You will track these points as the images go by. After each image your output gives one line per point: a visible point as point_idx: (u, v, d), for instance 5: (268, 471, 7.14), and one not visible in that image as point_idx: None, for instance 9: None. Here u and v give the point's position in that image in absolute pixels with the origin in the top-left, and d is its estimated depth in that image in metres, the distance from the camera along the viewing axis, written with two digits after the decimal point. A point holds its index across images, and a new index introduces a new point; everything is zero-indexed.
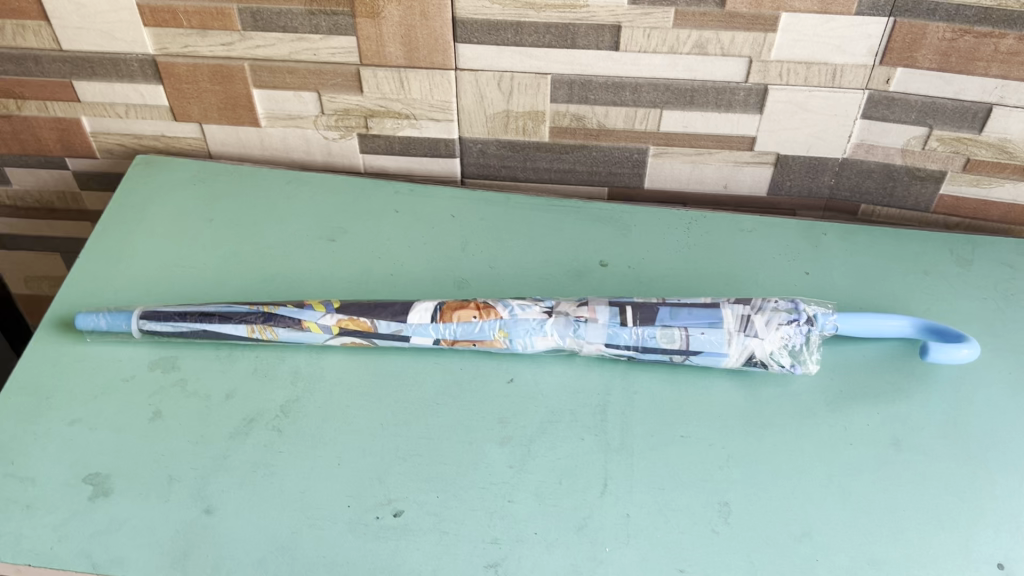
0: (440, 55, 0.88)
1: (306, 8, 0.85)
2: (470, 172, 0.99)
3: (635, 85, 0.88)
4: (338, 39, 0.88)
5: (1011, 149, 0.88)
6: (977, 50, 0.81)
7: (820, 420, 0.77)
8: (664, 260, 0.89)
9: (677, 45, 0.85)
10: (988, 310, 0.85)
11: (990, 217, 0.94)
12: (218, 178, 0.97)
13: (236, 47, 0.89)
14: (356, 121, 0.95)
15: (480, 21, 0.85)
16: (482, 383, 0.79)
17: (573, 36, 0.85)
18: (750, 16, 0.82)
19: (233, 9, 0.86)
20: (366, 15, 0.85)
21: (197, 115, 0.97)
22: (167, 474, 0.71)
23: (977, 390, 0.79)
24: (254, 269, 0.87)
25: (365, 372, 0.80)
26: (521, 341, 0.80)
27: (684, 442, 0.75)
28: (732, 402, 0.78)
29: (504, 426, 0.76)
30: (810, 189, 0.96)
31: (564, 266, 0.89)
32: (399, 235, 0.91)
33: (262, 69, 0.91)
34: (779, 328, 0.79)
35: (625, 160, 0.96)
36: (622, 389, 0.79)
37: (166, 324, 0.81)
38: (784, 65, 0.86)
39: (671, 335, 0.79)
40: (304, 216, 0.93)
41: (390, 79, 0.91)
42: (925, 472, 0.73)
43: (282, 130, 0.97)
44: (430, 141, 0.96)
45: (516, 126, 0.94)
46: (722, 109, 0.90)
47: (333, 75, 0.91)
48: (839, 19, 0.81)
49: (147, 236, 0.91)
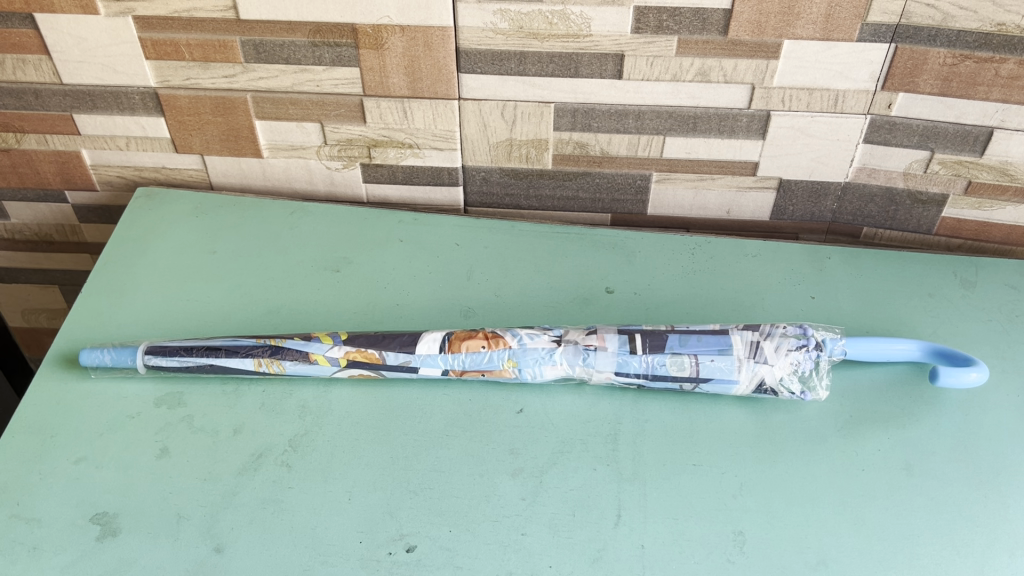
0: (443, 86, 0.88)
1: (309, 40, 0.85)
2: (473, 200, 0.99)
3: (638, 112, 0.88)
4: (341, 71, 0.88)
5: (1012, 172, 0.88)
6: (978, 75, 0.82)
7: (832, 447, 0.77)
8: (670, 286, 0.89)
9: (680, 72, 0.85)
10: (995, 332, 0.85)
11: (992, 238, 0.95)
12: (220, 209, 0.97)
13: (238, 79, 0.89)
14: (359, 151, 0.95)
15: (484, 51, 0.85)
16: (491, 414, 0.79)
17: (576, 65, 0.85)
18: (753, 43, 0.83)
19: (236, 41, 0.86)
20: (370, 46, 0.85)
21: (199, 147, 0.96)
22: (176, 513, 0.70)
23: (986, 414, 0.79)
24: (259, 301, 0.87)
25: (373, 405, 0.79)
26: (530, 370, 0.80)
27: (696, 471, 0.75)
28: (742, 429, 0.78)
29: (515, 458, 0.75)
30: (813, 213, 0.97)
31: (570, 293, 0.88)
32: (403, 265, 0.91)
33: (264, 101, 0.91)
34: (789, 354, 0.79)
35: (628, 187, 0.96)
36: (632, 418, 0.79)
37: (172, 359, 0.80)
38: (786, 91, 0.86)
39: (681, 362, 0.79)
40: (307, 247, 0.93)
41: (393, 110, 0.91)
42: (938, 497, 0.73)
43: (283, 161, 0.97)
44: (433, 170, 0.96)
45: (519, 155, 0.94)
46: (724, 135, 0.90)
47: (335, 106, 0.91)
48: (841, 46, 0.82)
49: (149, 270, 0.90)
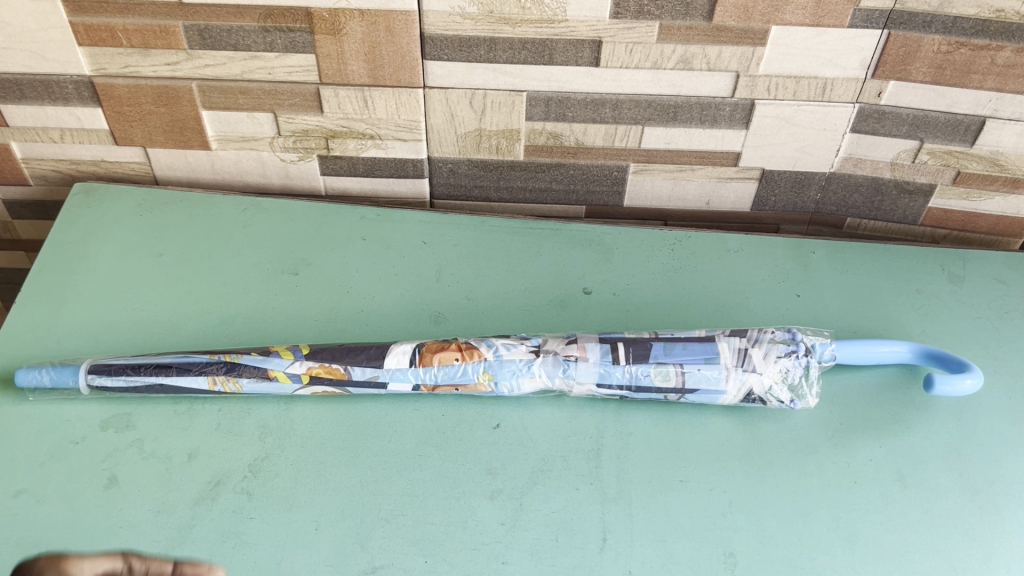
0: (407, 73, 0.82)
1: (260, 25, 0.78)
2: (439, 193, 0.93)
3: (616, 101, 0.83)
4: (295, 57, 0.81)
5: (1003, 162, 0.85)
6: (973, 63, 0.78)
7: (822, 458, 0.74)
8: (650, 286, 0.85)
9: (661, 60, 0.80)
10: (984, 329, 0.83)
11: (979, 228, 0.91)
12: (167, 207, 0.90)
13: (182, 66, 0.82)
14: (316, 142, 0.88)
15: (450, 37, 0.78)
16: (465, 431, 0.74)
17: (550, 52, 0.79)
18: (739, 30, 0.77)
19: (179, 26, 0.78)
20: (327, 32, 0.78)
21: (141, 139, 0.88)
22: (128, 550, 0.65)
23: (977, 419, 0.77)
24: (212, 310, 0.80)
25: (339, 423, 0.74)
26: (507, 383, 0.75)
27: (683, 488, 0.71)
28: (729, 441, 0.75)
29: (493, 478, 0.71)
30: (796, 204, 0.92)
31: (546, 295, 0.83)
32: (366, 266, 0.85)
33: (212, 90, 0.83)
34: (777, 362, 0.75)
35: (604, 178, 0.90)
36: (615, 432, 0.75)
37: (118, 379, 0.73)
38: (772, 80, 0.81)
39: (666, 373, 0.75)
40: (262, 247, 0.86)
41: (353, 99, 0.84)
42: (933, 509, 0.71)
43: (233, 152, 0.89)
44: (397, 162, 0.90)
45: (489, 146, 0.88)
46: (706, 124, 0.85)
47: (290, 94, 0.84)
48: (832, 32, 0.77)
49: (91, 276, 0.83)
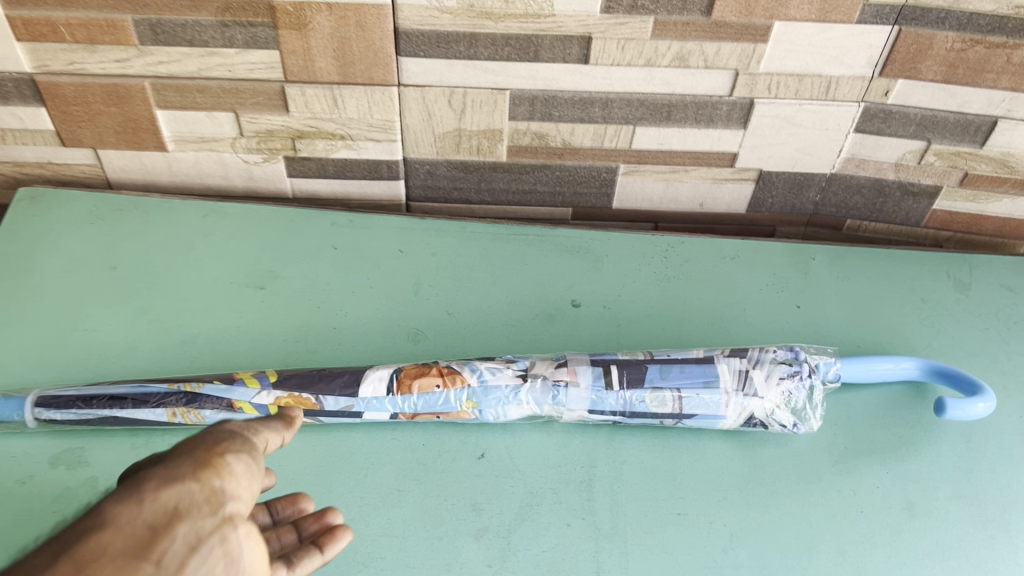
0: (380, 71, 0.75)
1: (217, 19, 0.71)
2: (416, 195, 0.87)
3: (606, 100, 0.77)
4: (257, 53, 0.74)
5: (1013, 164, 0.80)
6: (987, 62, 0.72)
7: (827, 485, 0.70)
8: (643, 298, 0.80)
9: (655, 57, 0.74)
10: (992, 342, 0.79)
11: (984, 230, 0.87)
12: (120, 214, 0.83)
13: (134, 63, 0.75)
14: (282, 142, 0.81)
15: (427, 32, 0.72)
16: (448, 462, 0.69)
17: (535, 49, 0.73)
18: (739, 25, 0.71)
19: (128, 21, 0.71)
20: (291, 26, 0.71)
21: (90, 140, 0.81)
22: None
23: (987, 440, 0.73)
24: (171, 330, 0.74)
25: (312, 455, 0.69)
26: (492, 411, 0.70)
27: (681, 522, 0.67)
28: (729, 468, 0.70)
29: (478, 515, 0.66)
30: (794, 206, 0.88)
31: (532, 309, 0.78)
32: (339, 278, 0.79)
33: (167, 89, 0.76)
34: (780, 384, 0.70)
35: (592, 179, 0.85)
36: (607, 461, 0.70)
37: (67, 412, 0.67)
38: (773, 78, 0.75)
39: (662, 398, 0.70)
40: (225, 258, 0.80)
41: (322, 97, 0.77)
42: (944, 541, 0.67)
43: (192, 153, 0.83)
44: (370, 163, 0.83)
45: (469, 146, 0.82)
46: (702, 124, 0.79)
47: (252, 93, 0.77)
48: (839, 28, 0.71)
49: (36, 292, 0.76)
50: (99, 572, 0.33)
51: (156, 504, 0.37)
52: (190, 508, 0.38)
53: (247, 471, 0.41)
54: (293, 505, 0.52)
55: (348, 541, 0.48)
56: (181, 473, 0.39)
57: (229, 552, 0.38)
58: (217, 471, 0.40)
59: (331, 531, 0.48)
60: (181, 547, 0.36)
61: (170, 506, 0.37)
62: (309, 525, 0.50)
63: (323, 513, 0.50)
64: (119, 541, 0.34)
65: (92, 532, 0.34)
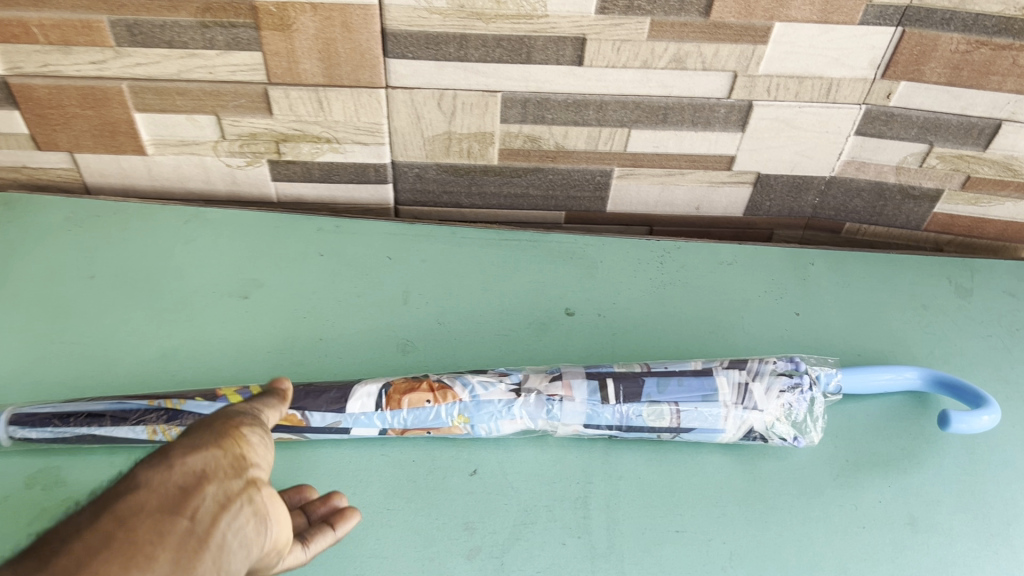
0: (366, 73, 0.72)
1: (197, 20, 0.68)
2: (404, 199, 0.85)
3: (601, 103, 0.75)
4: (239, 55, 0.71)
5: (1017, 167, 0.79)
6: (992, 64, 0.70)
7: (828, 500, 0.68)
8: (638, 305, 0.78)
9: (651, 59, 0.71)
10: (994, 350, 0.77)
11: (985, 234, 0.86)
12: (98, 221, 0.81)
13: (110, 65, 0.72)
14: (265, 146, 0.79)
15: (416, 33, 0.69)
16: (439, 479, 0.67)
17: (528, 50, 0.71)
18: (739, 26, 0.69)
19: (103, 22, 0.68)
20: (274, 27, 0.69)
21: (67, 144, 0.78)
22: None
23: (991, 452, 0.71)
24: (151, 342, 0.72)
25: (298, 473, 0.66)
26: (485, 426, 0.68)
27: (679, 540, 0.65)
28: (727, 483, 0.69)
29: (470, 535, 0.64)
30: (792, 209, 0.86)
31: (524, 318, 0.76)
32: (326, 286, 0.77)
33: (146, 91, 0.74)
34: (780, 397, 0.69)
35: (586, 183, 0.83)
36: (603, 477, 0.68)
37: (44, 430, 0.64)
38: (772, 80, 0.73)
39: (660, 412, 0.68)
40: (207, 266, 0.78)
41: (306, 100, 0.75)
42: (948, 558, 0.65)
43: (172, 157, 0.80)
44: (356, 166, 0.81)
45: (459, 149, 0.79)
46: (699, 127, 0.77)
47: (235, 95, 0.74)
48: (841, 30, 0.69)
49: (11, 303, 0.74)
50: (139, 524, 0.36)
51: (184, 468, 0.40)
52: (216, 469, 0.41)
53: (262, 442, 0.45)
54: (298, 493, 0.56)
55: (356, 521, 0.53)
56: (203, 439, 0.42)
57: (256, 509, 0.42)
58: (234, 441, 0.44)
59: (340, 511, 0.53)
60: (211, 505, 0.39)
61: (198, 468, 0.41)
62: (316, 509, 0.54)
63: (329, 496, 0.55)
64: (154, 499, 0.38)
65: (129, 492, 0.37)
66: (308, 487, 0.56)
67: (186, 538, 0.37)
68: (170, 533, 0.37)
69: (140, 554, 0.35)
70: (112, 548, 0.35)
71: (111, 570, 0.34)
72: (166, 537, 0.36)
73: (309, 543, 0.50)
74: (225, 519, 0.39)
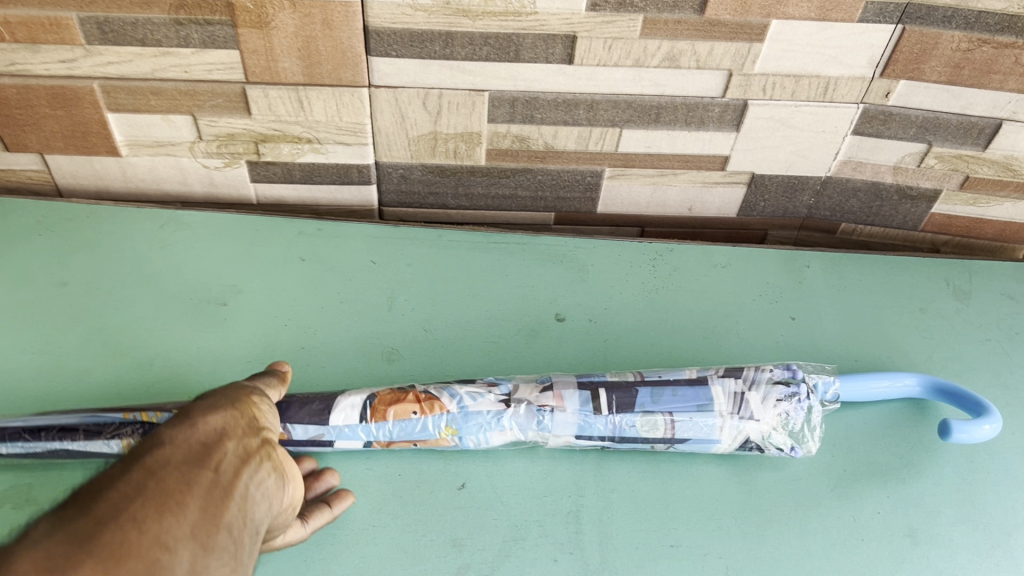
0: (348, 71, 0.69)
1: (171, 17, 0.65)
2: (389, 200, 0.82)
3: (592, 102, 0.72)
4: (215, 53, 0.68)
5: (1016, 167, 0.77)
6: (994, 62, 0.68)
7: (827, 512, 0.66)
8: (629, 310, 0.76)
9: (644, 57, 0.69)
10: (993, 354, 0.76)
11: (983, 235, 0.84)
12: (71, 225, 0.78)
13: (81, 64, 0.69)
14: (244, 146, 0.76)
15: (399, 30, 0.67)
16: (426, 494, 0.65)
17: (516, 48, 0.68)
18: (734, 24, 0.67)
19: (73, 19, 0.65)
20: (252, 24, 0.66)
21: (37, 145, 0.75)
22: None
23: (991, 461, 0.70)
24: (127, 352, 0.69)
25: None
26: (473, 437, 0.66)
27: (674, 555, 0.62)
28: (723, 495, 0.67)
29: (458, 552, 0.61)
30: (786, 210, 0.84)
31: (514, 324, 0.74)
32: (308, 292, 0.75)
33: (118, 91, 0.71)
34: (777, 406, 0.66)
35: (576, 184, 0.80)
36: (595, 490, 0.66)
37: (14, 446, 0.61)
38: (768, 79, 0.71)
39: (654, 423, 0.66)
40: (185, 272, 0.75)
41: (286, 100, 0.72)
42: (950, 571, 0.62)
43: (147, 158, 0.77)
44: (339, 167, 0.78)
45: (445, 150, 0.77)
46: (692, 126, 0.75)
47: (211, 95, 0.71)
48: (839, 27, 0.67)
49: None
50: (170, 473, 0.41)
51: (206, 428, 0.47)
52: (232, 430, 0.48)
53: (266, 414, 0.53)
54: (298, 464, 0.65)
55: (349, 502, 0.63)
56: (219, 405, 0.49)
57: (268, 466, 0.49)
58: (239, 413, 0.50)
59: (336, 493, 0.63)
60: (233, 458, 0.46)
61: (219, 428, 0.47)
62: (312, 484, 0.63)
63: (323, 475, 0.64)
64: (178, 455, 0.43)
65: (158, 448, 0.43)
66: (307, 460, 0.65)
67: (213, 488, 0.42)
68: (197, 482, 0.42)
69: (173, 501, 0.40)
70: (147, 495, 0.39)
71: (149, 512, 0.38)
72: (195, 487, 0.41)
73: (310, 520, 0.60)
74: (246, 469, 0.46)
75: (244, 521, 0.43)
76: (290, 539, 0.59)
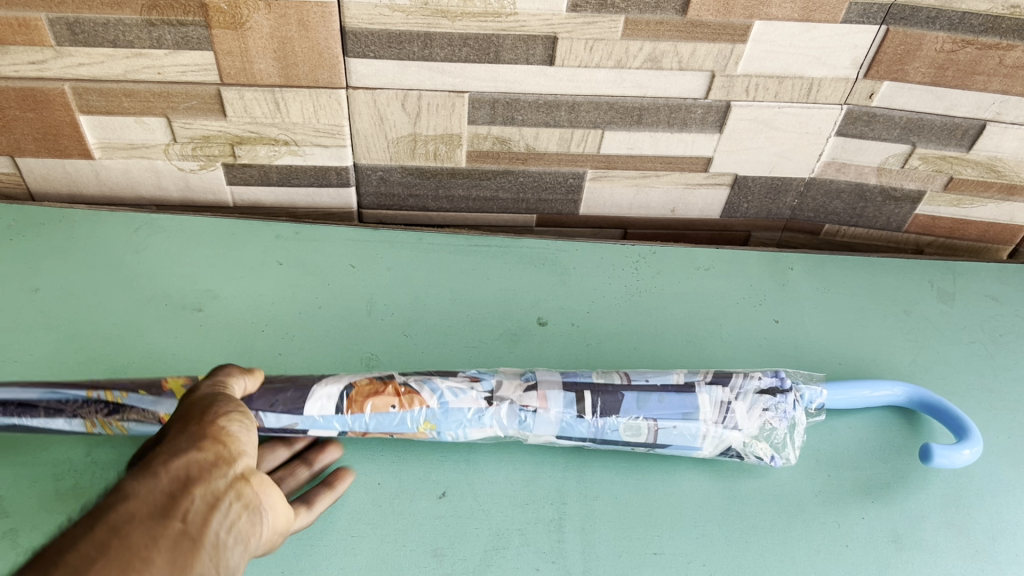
0: (325, 72, 0.68)
1: (143, 18, 0.64)
2: (368, 203, 0.81)
3: (573, 103, 0.72)
4: (188, 55, 0.67)
5: (1000, 168, 0.76)
6: (978, 63, 0.68)
7: (811, 517, 0.65)
8: (612, 314, 0.75)
9: (625, 58, 0.68)
10: (978, 356, 0.75)
11: (966, 235, 0.84)
12: (44, 229, 0.76)
13: (51, 66, 0.67)
14: (219, 149, 0.75)
15: (377, 31, 0.65)
16: (406, 502, 0.64)
17: (496, 49, 0.67)
18: (717, 25, 0.66)
19: (42, 20, 0.63)
20: (225, 25, 0.65)
21: (7, 148, 0.74)
22: None
23: (976, 464, 0.69)
24: (100, 359, 0.68)
25: None
26: (451, 432, 0.65)
27: (658, 562, 0.62)
28: (707, 501, 0.66)
29: (439, 562, 0.60)
30: (770, 211, 0.83)
31: (495, 328, 0.73)
32: (286, 297, 0.74)
33: (89, 93, 0.69)
34: (761, 416, 0.66)
35: (558, 185, 0.79)
36: (578, 497, 0.65)
37: None
38: (751, 80, 0.70)
39: (637, 429, 0.65)
40: (160, 277, 0.74)
41: (262, 102, 0.71)
42: None
43: (121, 161, 0.76)
44: (317, 169, 0.77)
45: (425, 152, 0.76)
46: (675, 128, 0.74)
47: (185, 97, 0.70)
48: (823, 28, 0.66)
49: None
50: (134, 529, 0.36)
51: (171, 472, 0.41)
52: (200, 468, 0.42)
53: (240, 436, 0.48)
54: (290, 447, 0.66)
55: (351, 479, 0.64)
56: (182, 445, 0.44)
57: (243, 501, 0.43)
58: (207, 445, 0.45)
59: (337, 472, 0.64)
60: (202, 502, 0.40)
61: (186, 470, 0.42)
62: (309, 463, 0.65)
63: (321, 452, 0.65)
64: (143, 506, 0.37)
65: (119, 501, 0.37)
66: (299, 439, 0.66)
67: (181, 540, 0.37)
68: (163, 535, 0.36)
69: (138, 560, 0.34)
70: (110, 555, 0.34)
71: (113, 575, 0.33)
72: (160, 541, 0.36)
73: (316, 503, 0.61)
74: (217, 514, 0.40)
75: (218, 574, 0.38)
76: (302, 525, 0.59)
